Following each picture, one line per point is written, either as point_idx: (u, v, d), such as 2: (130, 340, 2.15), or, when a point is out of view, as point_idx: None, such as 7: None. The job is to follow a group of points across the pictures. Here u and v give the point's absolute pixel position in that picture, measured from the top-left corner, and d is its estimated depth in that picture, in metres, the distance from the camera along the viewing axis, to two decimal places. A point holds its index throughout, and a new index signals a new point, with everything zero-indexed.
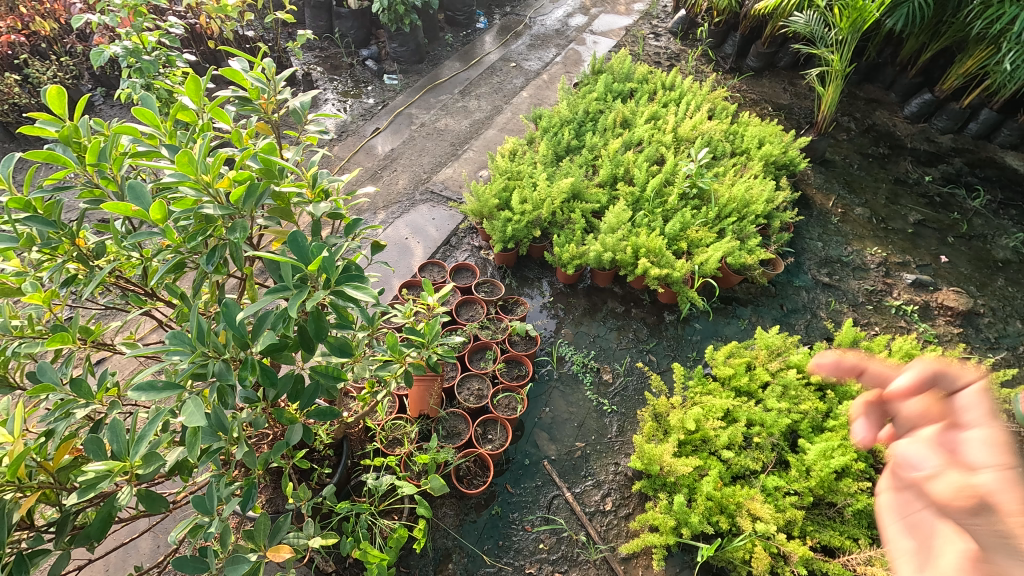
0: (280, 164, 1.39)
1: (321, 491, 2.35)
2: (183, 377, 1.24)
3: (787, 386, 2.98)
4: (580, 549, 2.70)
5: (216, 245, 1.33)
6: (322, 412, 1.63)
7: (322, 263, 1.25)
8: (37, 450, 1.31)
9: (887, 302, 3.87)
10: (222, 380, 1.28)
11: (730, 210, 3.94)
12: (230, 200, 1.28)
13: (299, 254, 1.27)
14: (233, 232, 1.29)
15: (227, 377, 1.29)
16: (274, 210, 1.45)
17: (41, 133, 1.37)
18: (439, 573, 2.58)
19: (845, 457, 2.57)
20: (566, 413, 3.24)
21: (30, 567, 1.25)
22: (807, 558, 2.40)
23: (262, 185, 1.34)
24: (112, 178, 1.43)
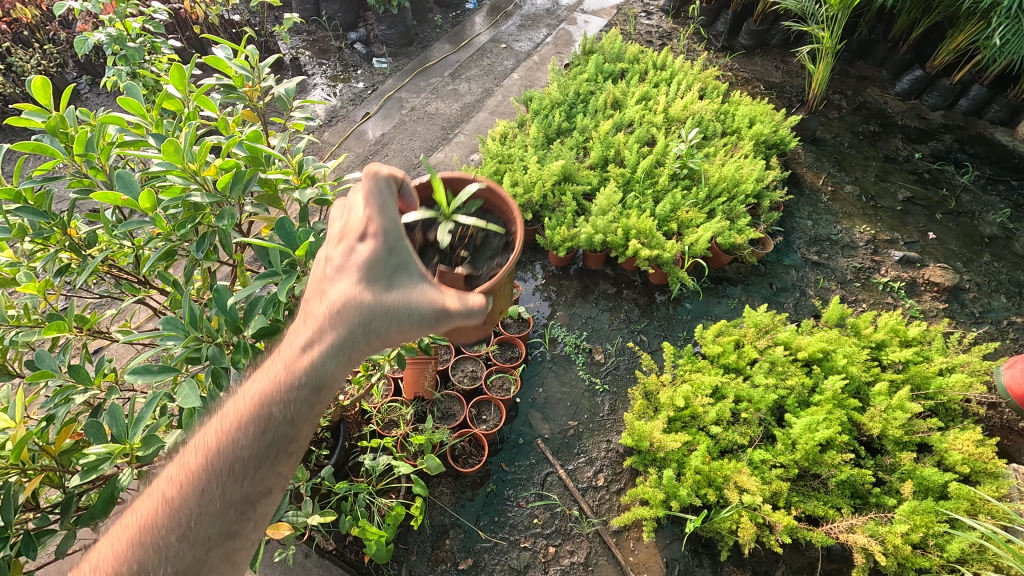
0: (266, 152, 1.40)
1: (320, 471, 2.42)
2: (177, 362, 1.29)
3: (775, 362, 3.05)
4: (573, 524, 2.78)
5: (205, 233, 1.36)
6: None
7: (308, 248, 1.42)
8: (38, 435, 1.35)
9: (875, 279, 3.92)
10: (216, 363, 1.34)
11: (720, 189, 3.97)
12: (217, 187, 1.30)
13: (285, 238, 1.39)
14: (221, 219, 1.32)
15: (219, 360, 1.35)
16: (262, 197, 1.48)
17: (26, 123, 1.37)
18: (437, 549, 2.66)
19: (828, 430, 2.65)
20: (559, 393, 3.31)
21: (37, 546, 1.32)
22: (791, 528, 2.49)
23: (249, 173, 1.35)
24: (100, 168, 1.45)
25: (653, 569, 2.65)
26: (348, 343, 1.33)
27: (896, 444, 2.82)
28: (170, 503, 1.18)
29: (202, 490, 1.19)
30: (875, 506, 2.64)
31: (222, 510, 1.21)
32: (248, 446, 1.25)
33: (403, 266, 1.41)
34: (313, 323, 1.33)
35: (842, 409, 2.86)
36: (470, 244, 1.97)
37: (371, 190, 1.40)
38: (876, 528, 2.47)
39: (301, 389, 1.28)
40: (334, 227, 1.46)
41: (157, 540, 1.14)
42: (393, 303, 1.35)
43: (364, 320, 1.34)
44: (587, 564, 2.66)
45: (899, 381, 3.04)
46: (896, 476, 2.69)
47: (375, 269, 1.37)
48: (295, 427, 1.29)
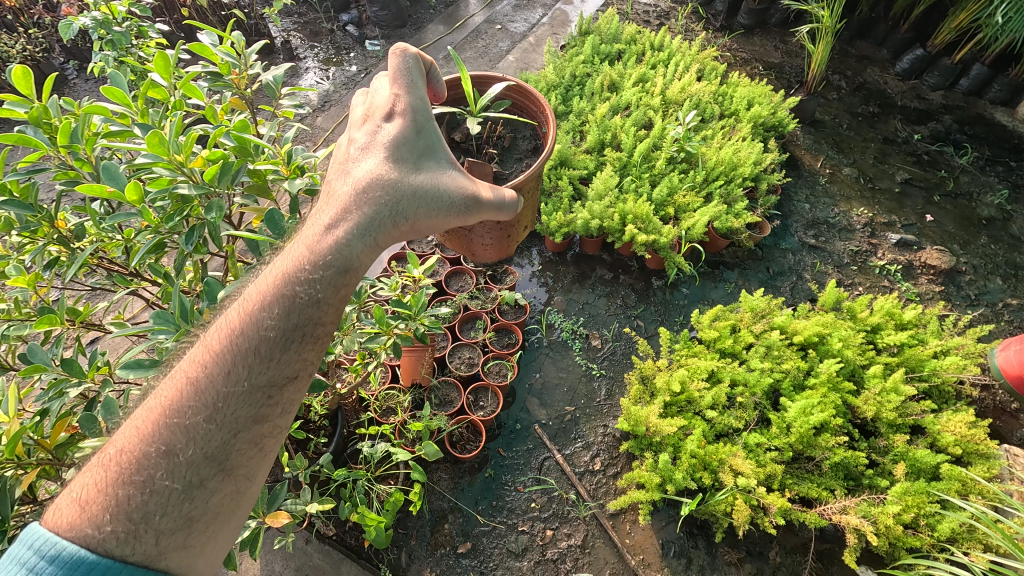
0: (254, 142, 1.38)
1: (319, 459, 2.45)
2: (169, 357, 1.31)
3: (770, 346, 3.06)
4: (570, 507, 2.82)
5: (194, 225, 1.35)
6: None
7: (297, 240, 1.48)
8: (33, 429, 1.35)
9: (871, 263, 3.92)
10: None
11: (718, 173, 3.94)
12: (205, 179, 1.29)
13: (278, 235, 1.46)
14: (211, 210, 1.30)
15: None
16: (252, 188, 1.47)
17: (8, 114, 1.34)
18: (436, 533, 2.70)
19: (823, 414, 2.67)
20: (556, 378, 3.32)
21: None
22: (785, 509, 2.52)
23: (237, 164, 1.34)
24: (85, 159, 1.42)
25: (649, 550, 2.69)
26: (374, 220, 1.45)
27: (890, 426, 2.84)
28: (202, 383, 1.18)
29: (229, 370, 1.21)
30: (868, 487, 2.68)
31: (251, 390, 1.23)
32: (275, 325, 1.28)
33: (424, 151, 1.60)
34: (339, 204, 1.44)
35: (837, 392, 2.89)
36: (498, 145, 2.43)
37: (400, 71, 1.61)
38: (869, 508, 2.51)
39: (330, 267, 1.36)
40: (358, 113, 1.63)
41: (188, 419, 1.15)
42: (416, 182, 1.53)
43: (387, 201, 1.48)
44: (584, 547, 2.70)
45: (893, 364, 3.06)
46: (889, 458, 2.72)
47: (400, 147, 1.55)
48: (321, 305, 1.34)
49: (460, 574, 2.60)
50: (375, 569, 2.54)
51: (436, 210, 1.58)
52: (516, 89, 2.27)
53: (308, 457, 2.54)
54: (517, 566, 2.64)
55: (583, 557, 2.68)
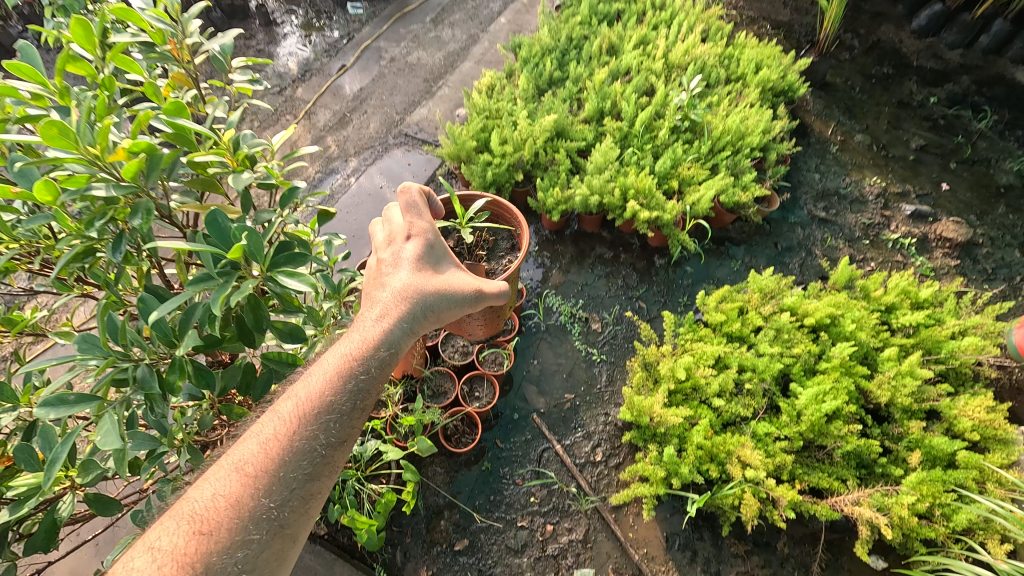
0: (194, 129, 1.17)
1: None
2: (98, 389, 1.11)
3: (780, 329, 2.90)
4: (571, 501, 2.71)
5: (122, 232, 1.20)
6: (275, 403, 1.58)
7: (248, 247, 1.09)
8: None
9: (884, 236, 3.73)
10: (145, 388, 1.16)
11: (724, 143, 3.70)
12: (129, 177, 1.11)
13: (221, 241, 1.10)
14: (138, 216, 1.15)
15: (150, 384, 1.17)
16: (193, 183, 1.30)
17: None
18: (431, 530, 2.59)
19: (836, 401, 2.54)
20: (554, 364, 3.17)
21: None
22: (795, 502, 2.41)
23: (169, 157, 1.15)
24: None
25: (653, 544, 2.60)
26: (411, 316, 1.63)
27: (905, 412, 2.71)
28: (277, 452, 1.28)
29: (297, 433, 1.32)
30: (881, 476, 2.56)
31: (316, 458, 1.33)
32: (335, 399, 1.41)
33: (442, 262, 1.82)
34: (381, 304, 1.62)
35: (850, 377, 2.75)
36: (485, 245, 2.55)
37: (412, 203, 1.84)
38: (882, 499, 2.40)
39: (379, 353, 1.52)
40: (380, 237, 1.84)
41: (265, 484, 1.24)
42: (444, 284, 1.73)
43: (424, 296, 1.67)
44: (586, 542, 2.61)
45: (909, 345, 2.91)
46: (904, 445, 2.60)
47: (425, 260, 1.77)
48: (372, 388, 1.49)
49: (458, 572, 2.51)
50: (368, 570, 2.45)
51: (457, 311, 1.79)
52: (492, 204, 2.37)
53: None
54: (517, 563, 2.55)
55: (584, 553, 2.59)
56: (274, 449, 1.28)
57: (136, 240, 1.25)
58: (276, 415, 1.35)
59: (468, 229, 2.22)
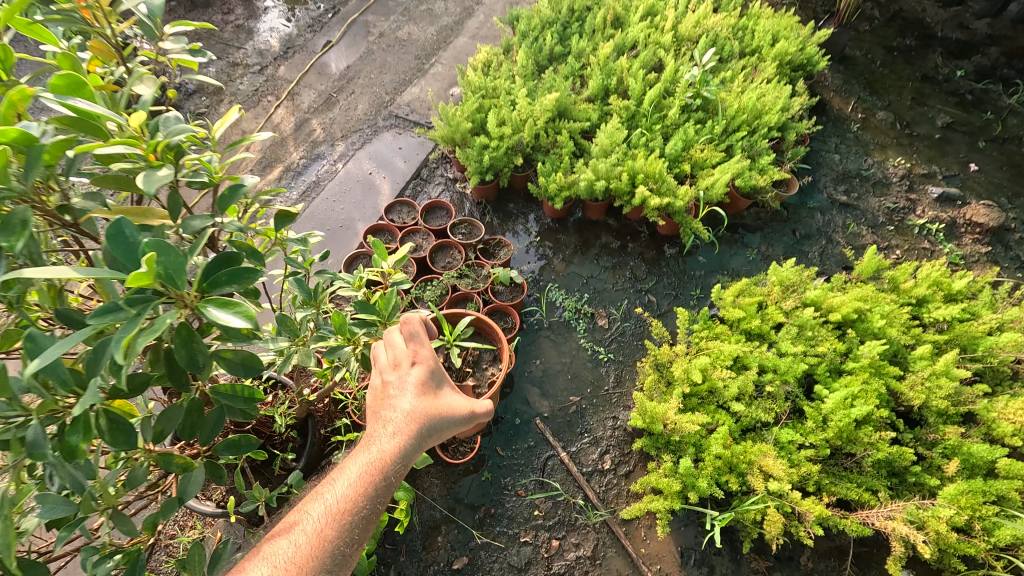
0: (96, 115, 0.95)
1: (288, 479, 2.11)
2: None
3: (803, 326, 2.68)
4: (578, 514, 2.52)
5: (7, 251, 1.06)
6: (231, 444, 1.35)
7: (166, 267, 0.82)
8: None
9: (909, 222, 3.49)
10: (35, 451, 0.93)
11: (739, 122, 3.43)
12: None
13: (128, 262, 0.85)
14: (7, 232, 0.94)
15: (43, 448, 0.94)
16: (99, 181, 1.08)
17: None
18: (427, 548, 2.40)
19: (867, 406, 2.33)
20: (558, 364, 2.96)
21: None
22: (823, 517, 2.21)
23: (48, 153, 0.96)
24: None
25: (667, 560, 2.41)
26: (420, 440, 1.52)
27: (939, 416, 2.50)
28: (308, 555, 1.22)
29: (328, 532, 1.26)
30: (915, 486, 2.36)
31: (341, 561, 1.26)
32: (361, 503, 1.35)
33: (443, 386, 1.68)
34: (392, 424, 1.51)
35: (880, 378, 2.53)
36: (470, 360, 2.57)
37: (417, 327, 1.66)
38: (917, 513, 2.20)
39: (398, 465, 1.45)
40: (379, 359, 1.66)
41: None
42: (450, 409, 1.61)
43: (436, 417, 1.56)
44: (594, 558, 2.42)
45: (942, 342, 2.70)
46: (939, 452, 2.39)
47: (431, 385, 1.63)
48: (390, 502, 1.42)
49: None
50: None
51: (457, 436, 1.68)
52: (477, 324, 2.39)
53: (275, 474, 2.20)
54: None
55: (593, 570, 2.40)
56: (306, 549, 1.22)
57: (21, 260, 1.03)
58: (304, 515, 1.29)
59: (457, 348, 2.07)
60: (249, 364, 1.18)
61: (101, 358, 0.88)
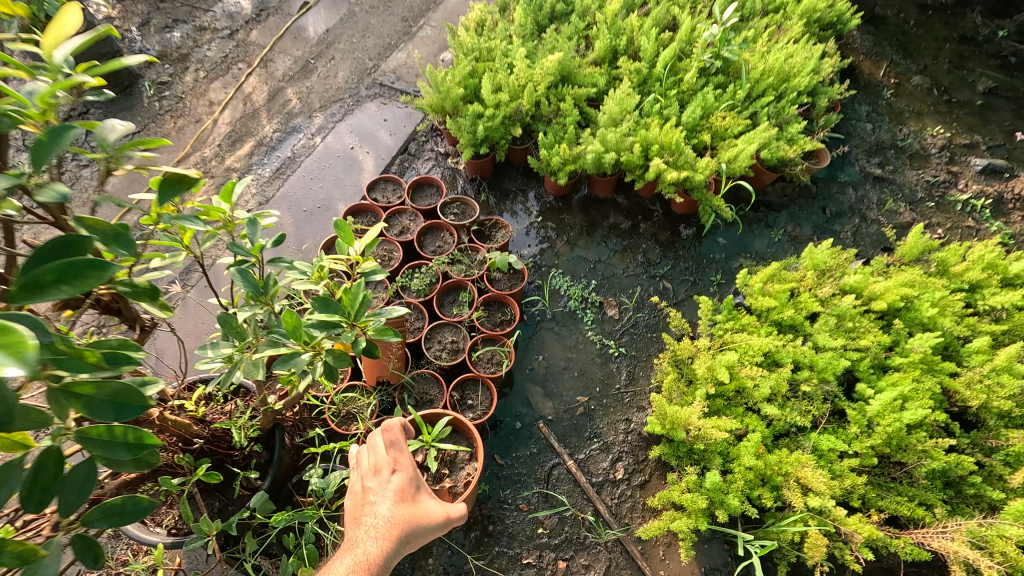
0: None
1: (251, 502, 1.81)
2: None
3: (842, 317, 2.35)
4: (588, 531, 2.22)
5: None
6: (109, 511, 1.02)
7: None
8: None
9: (951, 197, 3.14)
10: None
11: (764, 86, 3.06)
12: None
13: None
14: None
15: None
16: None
17: None
18: (417, 573, 2.10)
19: (921, 409, 2.02)
20: (563, 360, 2.63)
21: None
22: (873, 538, 1.91)
23: None
24: None
25: None
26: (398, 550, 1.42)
27: (1001, 418, 2.18)
28: None
29: None
30: (974, 500, 2.05)
31: None
32: None
33: (422, 490, 1.60)
34: (373, 532, 1.42)
35: (933, 376, 2.21)
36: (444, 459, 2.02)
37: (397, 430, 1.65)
38: (977, 529, 1.89)
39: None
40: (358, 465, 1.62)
41: None
42: (428, 514, 1.52)
43: (415, 525, 1.47)
44: None
45: (1000, 333, 2.37)
46: (1001, 459, 2.08)
47: (410, 489, 1.55)
48: None
49: None
50: None
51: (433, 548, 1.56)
52: (453, 420, 2.03)
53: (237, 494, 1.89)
54: None
55: None
56: None
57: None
58: None
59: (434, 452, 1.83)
60: (122, 398, 0.85)
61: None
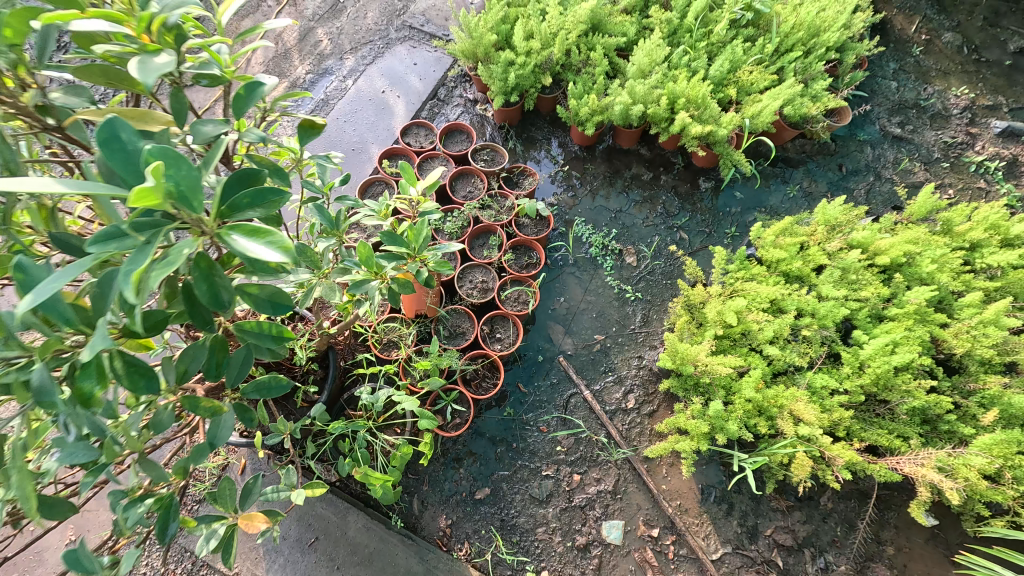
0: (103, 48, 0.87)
1: (309, 412, 2.06)
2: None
3: (846, 270, 2.52)
4: (600, 451, 2.51)
5: None
6: (261, 386, 1.10)
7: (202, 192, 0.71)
8: None
9: (966, 158, 3.19)
10: (41, 400, 0.73)
11: (793, 41, 3.08)
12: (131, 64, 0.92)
13: (130, 178, 0.69)
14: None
15: (49, 396, 0.74)
16: (82, 73, 0.92)
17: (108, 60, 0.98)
18: (452, 480, 2.43)
19: (910, 353, 2.23)
20: (583, 303, 2.85)
21: None
22: (853, 462, 2.18)
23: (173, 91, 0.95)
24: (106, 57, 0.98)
25: (687, 496, 2.45)
26: None
27: (981, 364, 2.40)
28: (328, 519, 2.32)
29: (329, 521, 2.32)
30: (947, 436, 2.31)
31: (316, 519, 2.32)
32: (337, 528, 2.31)
33: None
34: None
35: (924, 325, 2.42)
36: (456, 423, 2.43)
37: None
38: (949, 462, 2.15)
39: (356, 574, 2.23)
40: None
41: (311, 519, 2.32)
42: None
43: None
44: (615, 493, 2.44)
45: (993, 290, 2.54)
46: (976, 401, 2.32)
47: None
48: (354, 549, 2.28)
49: (479, 522, 2.36)
50: (384, 520, 2.33)
51: None
52: (458, 389, 2.43)
53: (298, 406, 2.16)
54: (542, 514, 2.39)
55: (614, 504, 2.42)
56: (327, 516, 2.33)
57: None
58: (329, 506, 2.34)
59: (450, 409, 2.31)
60: (279, 298, 0.93)
61: (108, 293, 0.69)
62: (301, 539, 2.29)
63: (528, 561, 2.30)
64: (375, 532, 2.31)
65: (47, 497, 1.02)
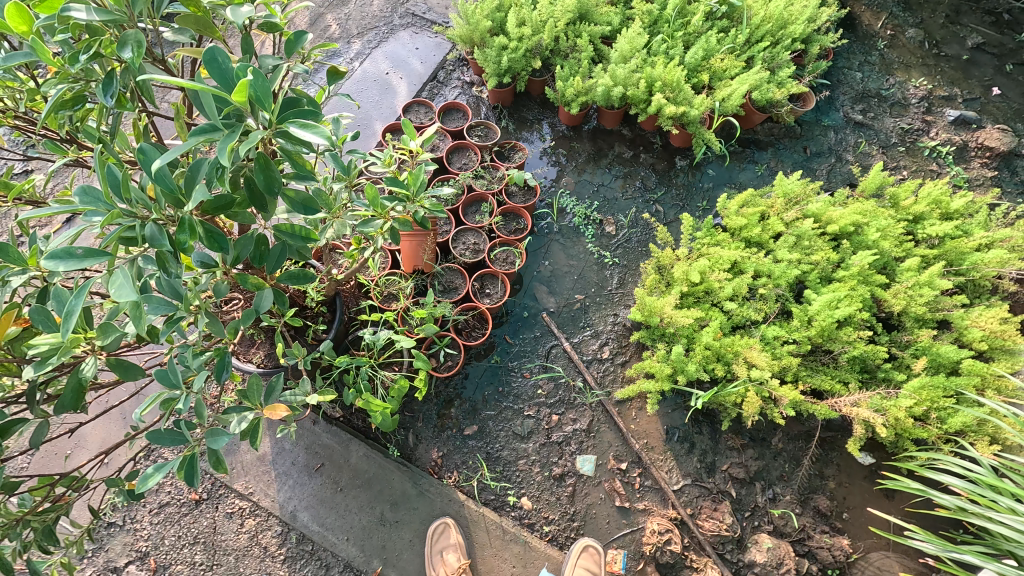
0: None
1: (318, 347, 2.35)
2: (103, 244, 0.93)
3: (801, 237, 2.81)
4: (577, 394, 2.81)
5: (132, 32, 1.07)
6: (293, 276, 1.42)
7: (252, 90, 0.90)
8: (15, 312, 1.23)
9: (921, 143, 3.48)
10: (155, 244, 0.97)
11: (763, 32, 3.37)
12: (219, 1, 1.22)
13: (225, 90, 0.94)
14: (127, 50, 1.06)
15: (160, 242, 0.98)
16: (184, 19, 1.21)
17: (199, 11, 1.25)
18: (443, 417, 2.72)
19: (850, 307, 2.51)
20: (566, 266, 3.14)
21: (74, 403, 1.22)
22: (797, 401, 2.48)
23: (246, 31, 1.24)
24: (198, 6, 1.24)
25: (653, 436, 2.74)
26: (359, 532, 2.44)
27: (916, 321, 2.70)
28: (332, 447, 2.60)
29: (333, 449, 2.59)
30: (882, 381, 2.62)
31: (322, 446, 2.60)
32: (339, 455, 2.59)
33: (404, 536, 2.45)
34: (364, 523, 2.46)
35: (867, 286, 2.70)
36: (449, 366, 2.73)
37: (437, 533, 2.42)
38: (882, 402, 2.44)
39: (357, 496, 2.51)
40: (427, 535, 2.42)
41: (317, 447, 2.60)
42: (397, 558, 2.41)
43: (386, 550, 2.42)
44: (589, 431, 2.73)
45: (931, 256, 2.84)
46: (910, 352, 2.62)
47: (404, 553, 2.42)
48: (355, 474, 2.55)
49: (467, 454, 2.65)
50: (382, 449, 2.61)
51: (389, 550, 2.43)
52: (450, 336, 2.71)
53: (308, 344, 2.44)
54: (523, 448, 2.68)
55: (588, 440, 2.72)
56: (332, 445, 2.60)
57: (127, 82, 1.17)
58: (334, 435, 2.62)
59: (443, 352, 2.58)
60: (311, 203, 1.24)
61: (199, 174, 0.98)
62: (309, 464, 2.56)
63: (509, 487, 2.59)
64: (374, 460, 2.58)
65: (124, 361, 1.29)
